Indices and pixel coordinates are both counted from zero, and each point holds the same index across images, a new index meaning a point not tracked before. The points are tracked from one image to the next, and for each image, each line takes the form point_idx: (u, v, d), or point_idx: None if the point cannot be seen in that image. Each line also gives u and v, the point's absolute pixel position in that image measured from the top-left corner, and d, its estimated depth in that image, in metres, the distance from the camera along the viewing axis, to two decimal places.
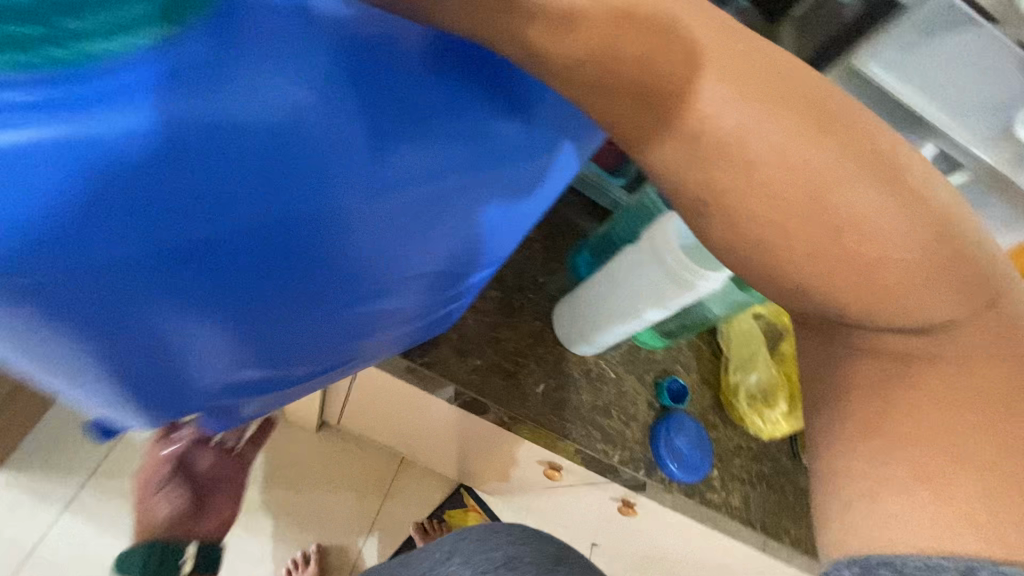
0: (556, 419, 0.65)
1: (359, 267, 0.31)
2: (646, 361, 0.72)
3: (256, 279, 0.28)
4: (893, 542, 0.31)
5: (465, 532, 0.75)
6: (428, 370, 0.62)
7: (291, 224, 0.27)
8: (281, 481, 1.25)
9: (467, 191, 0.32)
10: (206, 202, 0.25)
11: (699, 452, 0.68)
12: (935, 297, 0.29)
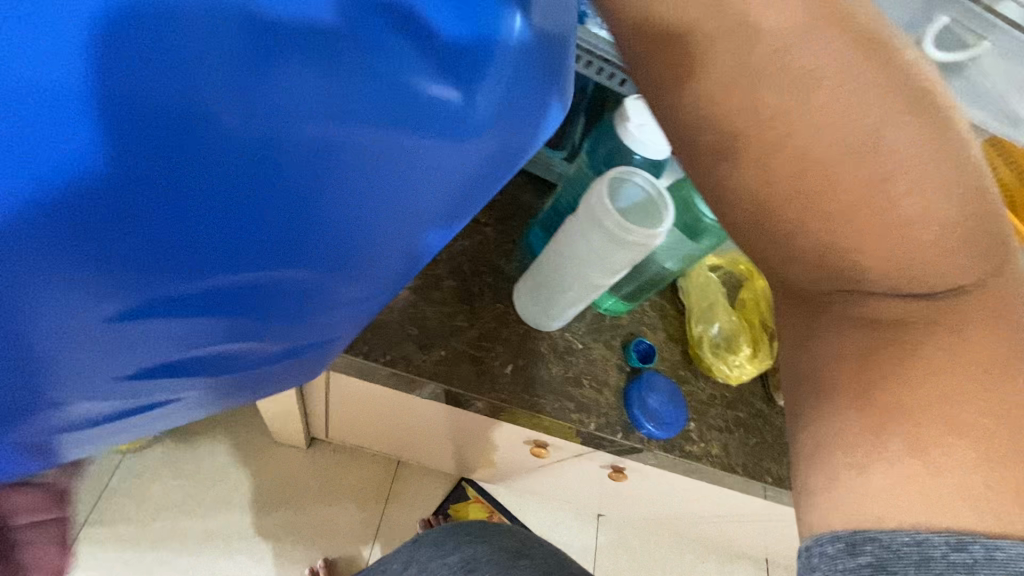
0: (527, 396, 0.65)
1: (289, 223, 0.29)
2: (611, 327, 0.73)
3: (179, 223, 0.27)
4: (881, 517, 0.31)
5: (425, 541, 0.83)
6: (391, 368, 0.61)
7: (206, 164, 0.25)
8: (279, 502, 1.24)
9: (407, 145, 0.27)
10: (114, 130, 0.23)
11: (671, 408, 0.69)
12: (859, 224, 0.29)
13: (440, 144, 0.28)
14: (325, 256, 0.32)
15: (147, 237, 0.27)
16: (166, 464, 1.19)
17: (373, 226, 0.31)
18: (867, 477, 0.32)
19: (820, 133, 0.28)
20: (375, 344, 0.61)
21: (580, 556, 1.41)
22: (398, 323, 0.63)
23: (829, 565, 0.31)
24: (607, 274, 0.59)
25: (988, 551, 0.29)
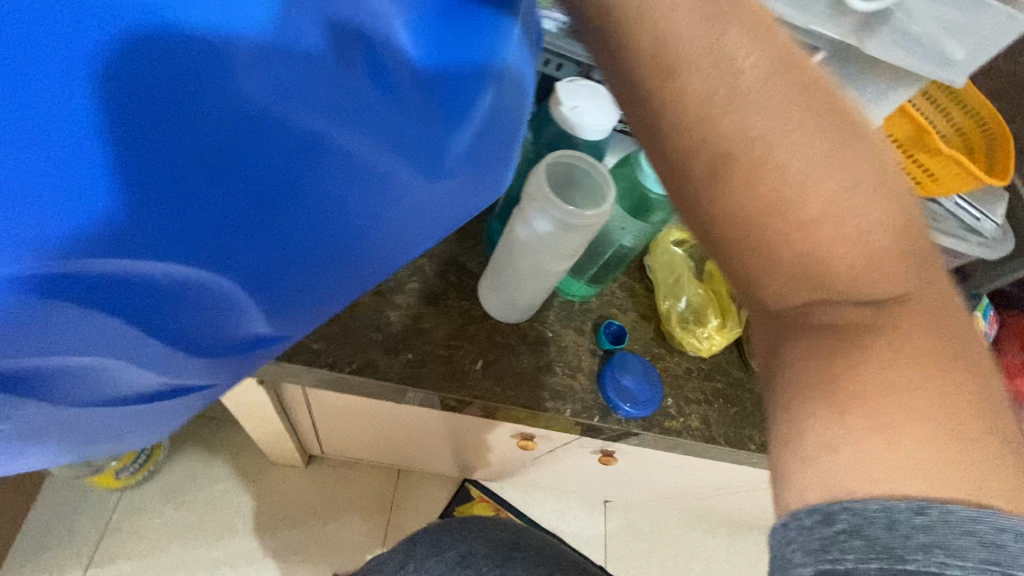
0: (500, 389, 0.65)
1: (276, 231, 0.30)
2: (581, 311, 0.74)
3: (173, 220, 0.27)
4: (856, 489, 0.28)
5: (421, 539, 0.85)
6: (358, 375, 0.60)
7: (214, 160, 0.27)
8: (283, 523, 1.24)
9: (394, 167, 0.31)
10: (139, 117, 0.25)
11: (647, 386, 0.69)
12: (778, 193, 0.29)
13: (419, 170, 0.32)
14: (300, 274, 0.33)
15: (141, 231, 0.26)
16: (166, 497, 1.19)
17: (351, 245, 0.33)
18: (835, 449, 0.29)
19: (693, 108, 0.28)
20: (340, 354, 0.61)
21: (590, 543, 1.42)
22: (362, 331, 0.62)
23: (800, 536, 0.29)
24: (564, 260, 0.59)
25: (945, 513, 0.27)
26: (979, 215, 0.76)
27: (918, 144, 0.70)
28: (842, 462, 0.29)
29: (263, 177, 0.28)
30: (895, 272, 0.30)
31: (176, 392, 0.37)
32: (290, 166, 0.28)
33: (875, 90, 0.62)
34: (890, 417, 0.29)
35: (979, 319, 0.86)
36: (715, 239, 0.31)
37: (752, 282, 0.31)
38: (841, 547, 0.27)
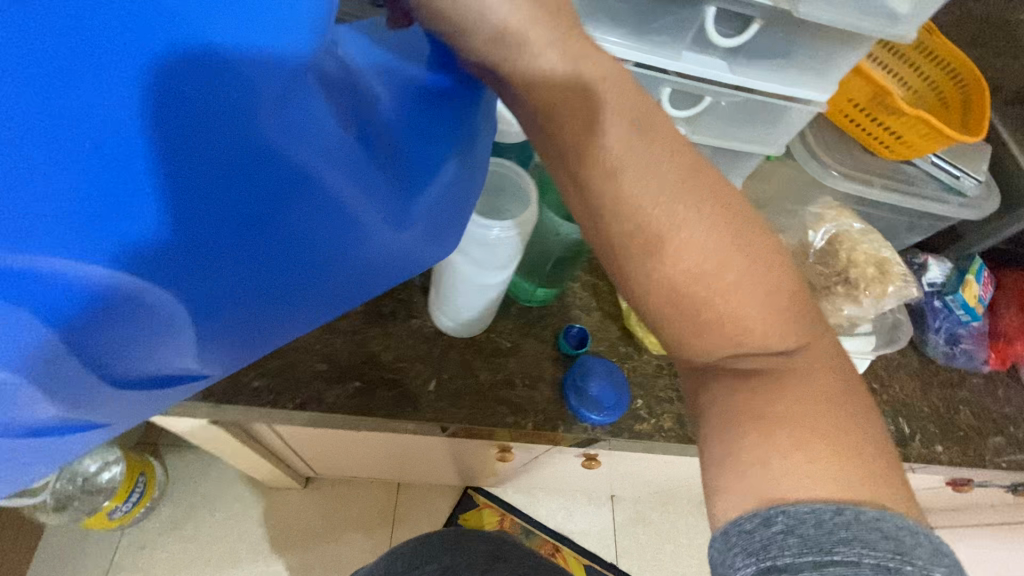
0: (456, 409, 0.62)
1: (257, 267, 0.31)
2: (539, 317, 0.70)
3: (172, 243, 0.27)
4: (783, 494, 0.34)
5: (398, 548, 0.82)
6: (303, 409, 0.58)
7: (218, 195, 0.27)
8: (285, 547, 1.23)
9: (376, 221, 0.34)
10: (160, 142, 0.25)
11: (612, 391, 0.65)
12: (690, 223, 0.35)
13: (392, 223, 0.35)
14: (265, 309, 0.34)
15: (145, 250, 0.26)
16: (166, 531, 1.19)
17: (320, 284, 0.35)
18: (769, 462, 0.35)
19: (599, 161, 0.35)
20: (283, 390, 0.59)
21: (601, 539, 1.39)
22: (305, 363, 0.60)
23: (744, 538, 0.34)
24: (498, 272, 0.56)
25: (857, 514, 0.33)
26: (959, 174, 0.70)
27: (881, 108, 0.65)
28: (770, 470, 0.35)
29: (261, 218, 0.29)
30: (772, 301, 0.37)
31: (66, 432, 0.30)
32: (290, 211, 0.30)
33: (824, 53, 0.57)
34: (801, 431, 0.36)
35: (972, 284, 0.82)
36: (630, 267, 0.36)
37: (675, 304, 0.37)
38: (778, 544, 0.32)
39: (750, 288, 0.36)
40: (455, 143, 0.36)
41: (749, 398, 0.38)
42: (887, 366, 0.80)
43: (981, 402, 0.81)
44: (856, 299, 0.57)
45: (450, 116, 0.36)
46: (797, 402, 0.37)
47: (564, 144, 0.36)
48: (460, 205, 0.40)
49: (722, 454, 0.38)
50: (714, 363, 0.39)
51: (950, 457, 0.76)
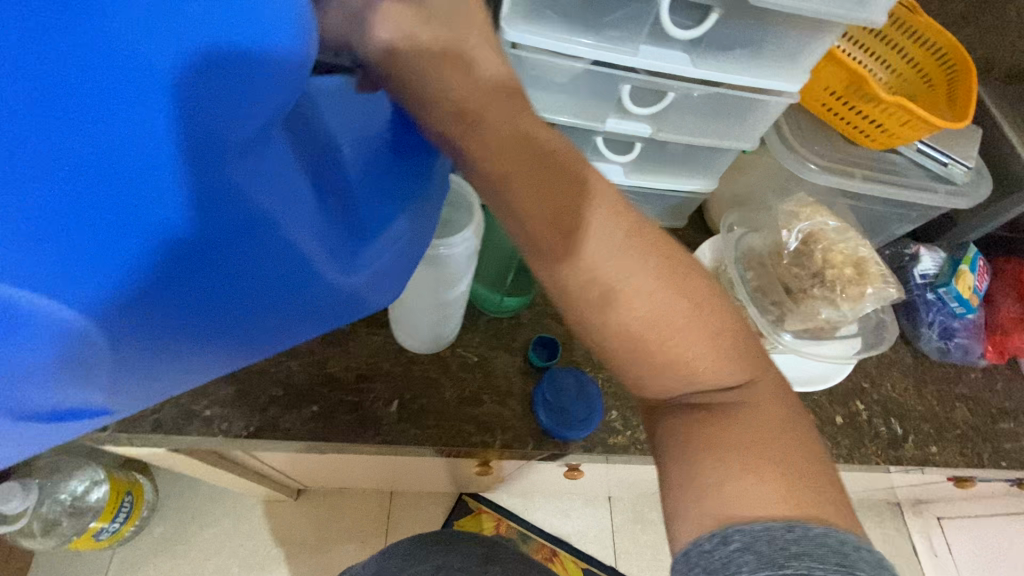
0: (419, 429, 0.60)
1: (201, 304, 0.30)
2: (509, 328, 0.67)
3: (116, 286, 0.25)
4: (735, 514, 0.34)
5: (390, 548, 0.73)
6: (258, 436, 0.56)
7: (175, 238, 0.25)
8: (277, 560, 1.22)
9: (323, 268, 0.34)
10: (130, 187, 0.22)
11: (583, 403, 0.62)
12: (631, 260, 0.34)
13: (338, 268, 0.35)
14: (197, 342, 0.33)
15: (90, 294, 0.24)
16: (157, 549, 1.18)
17: (257, 318, 0.34)
18: (723, 484, 0.35)
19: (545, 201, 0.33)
20: (237, 417, 0.57)
21: (598, 541, 1.37)
22: (260, 388, 0.58)
23: (703, 558, 0.33)
24: (452, 287, 0.54)
25: (809, 531, 0.32)
26: (946, 160, 0.67)
27: (859, 95, 0.61)
28: (728, 490, 0.34)
29: (211, 260, 0.28)
30: (709, 325, 0.36)
31: None
32: (243, 252, 0.29)
33: (792, 42, 0.53)
34: (750, 453, 0.35)
35: (966, 275, 0.77)
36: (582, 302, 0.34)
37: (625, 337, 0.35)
38: (736, 562, 0.32)
39: (697, 320, 0.36)
40: (403, 199, 0.37)
41: (700, 423, 0.37)
42: (879, 364, 0.76)
43: (979, 398, 0.77)
44: (832, 298, 0.55)
45: (405, 168, 0.37)
46: (747, 429, 0.36)
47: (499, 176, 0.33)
48: (405, 256, 0.40)
49: (679, 483, 0.36)
50: (666, 389, 0.37)
51: (946, 458, 0.72)
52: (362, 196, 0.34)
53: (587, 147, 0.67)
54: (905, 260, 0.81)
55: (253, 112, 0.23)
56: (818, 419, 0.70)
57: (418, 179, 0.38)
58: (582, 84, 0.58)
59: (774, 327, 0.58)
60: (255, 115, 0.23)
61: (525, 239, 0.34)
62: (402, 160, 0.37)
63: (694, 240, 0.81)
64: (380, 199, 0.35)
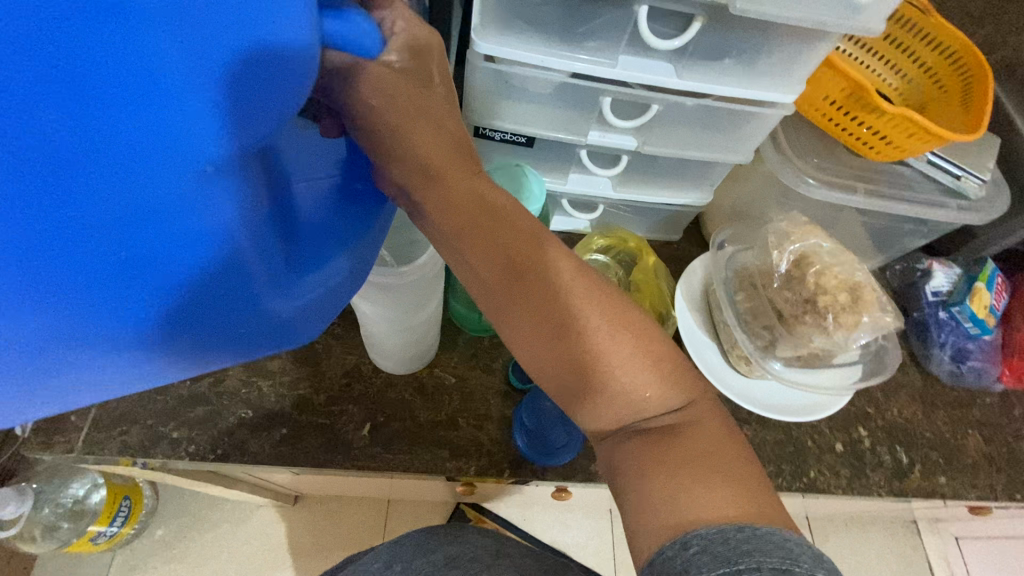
0: (391, 454, 0.58)
1: (136, 323, 0.26)
2: (489, 348, 0.65)
3: (53, 277, 0.21)
4: (687, 521, 0.32)
5: (402, 538, 0.62)
6: (226, 460, 0.55)
7: (124, 238, 0.22)
8: (275, 564, 1.11)
9: (272, 294, 0.31)
10: (96, 167, 0.20)
11: (561, 428, 0.59)
12: (577, 301, 0.36)
13: (283, 294, 0.32)
14: (119, 368, 0.28)
15: (23, 279, 0.21)
16: (155, 553, 1.09)
17: (194, 348, 0.30)
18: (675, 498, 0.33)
19: (499, 240, 0.36)
20: (204, 441, 0.56)
21: (599, 555, 1.21)
22: (229, 410, 0.57)
23: (665, 567, 0.31)
24: (419, 311, 0.52)
25: (762, 533, 0.31)
26: (959, 173, 0.62)
27: (860, 105, 0.57)
28: (679, 502, 0.33)
29: (157, 273, 0.24)
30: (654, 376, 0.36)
31: None
32: (193, 267, 0.26)
33: (787, 51, 0.49)
34: (703, 467, 0.34)
35: (983, 293, 0.73)
36: (527, 332, 0.36)
37: (570, 367, 0.36)
38: (694, 565, 0.30)
39: (646, 364, 0.36)
40: (353, 240, 0.37)
41: (660, 453, 0.35)
42: (885, 388, 0.72)
43: (994, 423, 0.72)
44: (824, 327, 0.52)
45: (353, 205, 0.37)
46: (704, 456, 0.35)
47: (458, 222, 0.37)
48: (339, 298, 0.38)
49: (632, 503, 0.35)
50: (624, 428, 0.36)
51: (955, 489, 0.68)
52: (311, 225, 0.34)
53: (571, 159, 0.64)
54: (917, 275, 0.78)
55: (256, 120, 0.23)
56: (817, 446, 0.67)
57: (368, 220, 0.38)
58: (561, 96, 0.55)
59: (764, 354, 0.56)
60: (259, 123, 0.23)
61: (473, 276, 0.37)
62: (353, 202, 0.37)
63: (689, 254, 0.77)
64: (331, 236, 0.36)
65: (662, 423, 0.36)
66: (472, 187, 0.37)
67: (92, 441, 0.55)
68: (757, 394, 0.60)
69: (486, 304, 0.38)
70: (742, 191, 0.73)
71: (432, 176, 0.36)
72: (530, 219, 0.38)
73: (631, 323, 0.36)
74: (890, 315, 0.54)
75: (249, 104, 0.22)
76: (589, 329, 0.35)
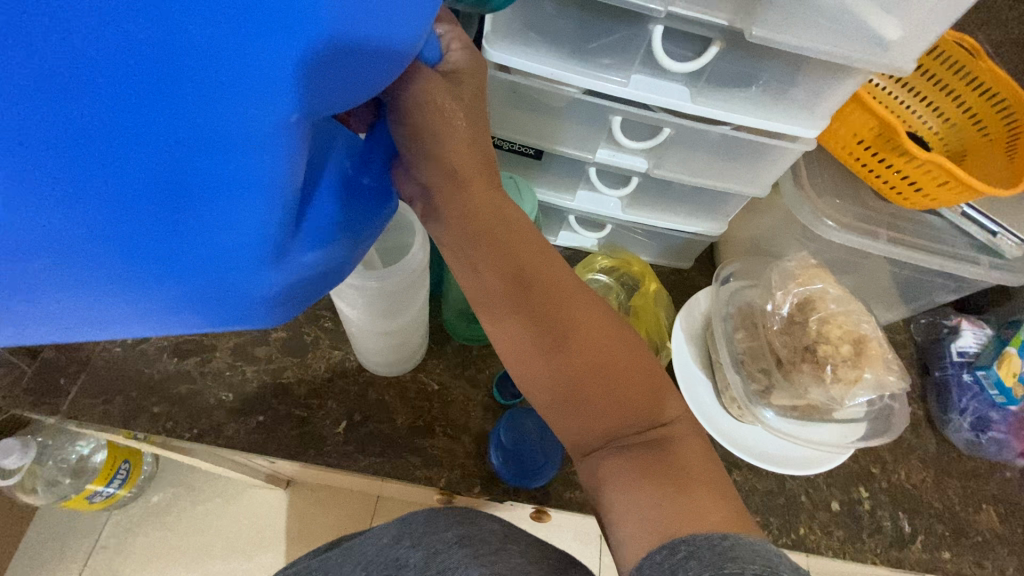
0: (361, 456, 0.57)
1: (149, 259, 0.23)
2: (477, 358, 0.64)
3: (90, 176, 0.20)
4: (674, 530, 0.34)
5: (411, 512, 0.48)
6: (201, 442, 0.56)
7: (177, 158, 0.21)
8: (260, 546, 1.07)
9: (281, 265, 0.28)
10: (181, 73, 0.20)
11: (539, 449, 0.57)
12: (586, 306, 0.38)
13: (290, 271, 0.29)
14: (107, 306, 0.25)
15: (61, 170, 0.20)
16: (149, 519, 1.07)
17: (189, 301, 0.27)
18: (659, 505, 0.35)
19: (507, 249, 0.37)
20: (182, 419, 0.57)
21: None
22: (210, 391, 0.58)
23: (653, 570, 0.32)
24: (402, 315, 0.52)
25: (750, 543, 0.32)
26: (995, 230, 0.58)
27: (889, 147, 0.54)
28: (667, 513, 0.34)
29: (186, 209, 0.23)
30: (625, 405, 0.37)
31: None
32: (222, 216, 0.24)
33: (813, 86, 0.47)
34: (688, 478, 0.36)
35: (1014, 358, 0.66)
36: (532, 336, 0.37)
37: (564, 374, 0.37)
38: (681, 569, 0.31)
39: (637, 380, 0.38)
40: (367, 234, 0.34)
41: (647, 466, 0.36)
42: (894, 449, 0.67)
43: (1010, 502, 0.67)
44: (820, 379, 0.49)
45: (384, 184, 0.35)
46: (686, 472, 0.36)
47: (473, 230, 0.37)
48: (329, 284, 0.34)
49: (618, 517, 0.37)
50: (611, 448, 0.37)
51: (960, 568, 0.63)
52: (360, 206, 0.32)
53: (580, 176, 0.63)
54: (942, 332, 0.73)
55: (347, 88, 0.24)
56: (811, 502, 0.63)
57: (387, 209, 0.35)
58: (573, 113, 0.54)
59: (758, 400, 0.53)
60: (348, 87, 0.24)
61: (478, 292, 0.38)
62: (360, 195, 0.32)
63: (699, 284, 0.74)
64: (350, 234, 0.31)
65: (646, 435, 0.37)
66: (492, 199, 0.37)
67: (78, 405, 0.57)
68: (748, 441, 0.57)
69: (483, 312, 0.38)
70: (760, 224, 0.70)
71: (459, 181, 0.36)
72: (540, 235, 0.39)
73: (627, 346, 0.38)
74: (895, 375, 0.51)
75: (349, 75, 0.23)
76: (589, 335, 0.37)
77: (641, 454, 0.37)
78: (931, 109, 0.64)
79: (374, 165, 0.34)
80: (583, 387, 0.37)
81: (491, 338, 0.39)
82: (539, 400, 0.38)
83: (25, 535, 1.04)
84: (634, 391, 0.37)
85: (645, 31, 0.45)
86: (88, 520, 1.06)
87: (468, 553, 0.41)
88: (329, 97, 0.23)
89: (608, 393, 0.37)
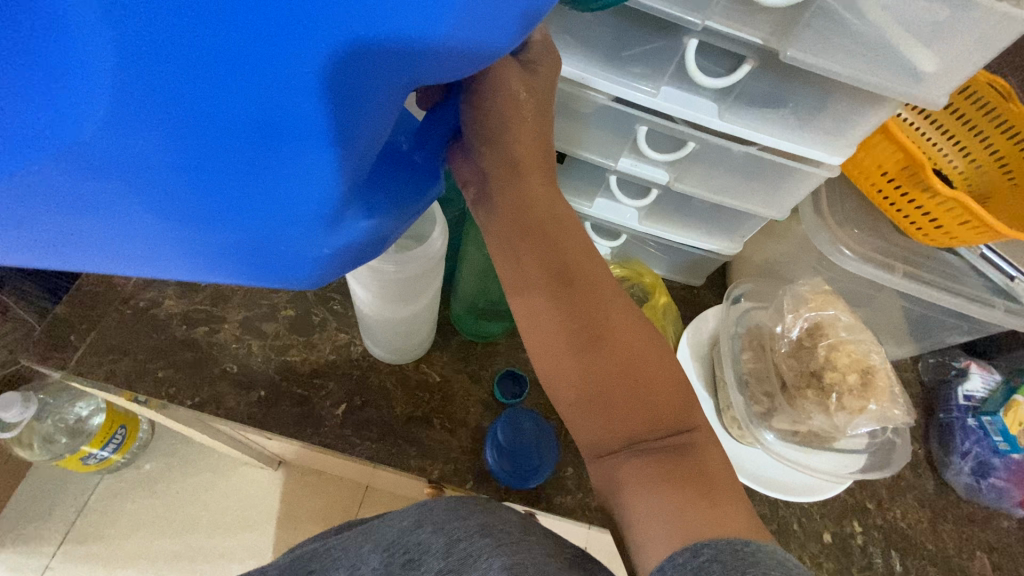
0: (357, 440, 0.58)
1: (214, 192, 0.24)
2: (480, 354, 0.64)
3: (187, 97, 0.21)
4: (699, 534, 0.35)
5: (432, 499, 0.48)
6: (201, 409, 0.57)
7: (262, 98, 0.22)
8: (246, 524, 1.07)
9: (329, 225, 0.27)
10: (301, 20, 0.20)
11: (537, 452, 0.57)
12: (621, 308, 0.40)
13: (334, 232, 0.28)
14: (158, 235, 0.26)
15: (164, 84, 0.21)
16: (139, 486, 1.07)
17: (237, 244, 0.27)
18: (682, 507, 0.37)
19: (549, 246, 0.40)
20: (185, 385, 0.58)
21: None
22: (216, 361, 0.59)
23: (676, 570, 0.33)
24: (404, 305, 0.52)
25: (769, 551, 0.34)
26: (1013, 274, 0.58)
27: (913, 181, 0.54)
28: (688, 516, 0.36)
29: (263, 151, 0.23)
30: (643, 410, 0.39)
31: None
32: (294, 166, 0.24)
33: (846, 112, 0.46)
34: (710, 486, 0.38)
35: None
36: (568, 329, 0.39)
37: (591, 369, 0.39)
38: (706, 570, 0.32)
39: (664, 383, 0.40)
40: (407, 211, 0.34)
41: (665, 471, 0.38)
42: (892, 487, 0.66)
43: (1004, 550, 0.66)
44: (825, 406, 0.49)
45: (430, 167, 0.36)
46: (704, 480, 0.38)
47: (524, 222, 0.40)
48: (363, 258, 0.33)
49: (636, 516, 0.38)
50: (627, 449, 0.39)
51: None
52: (400, 190, 0.33)
53: (602, 184, 0.63)
54: (951, 373, 0.72)
55: (441, 68, 0.23)
56: (803, 531, 0.62)
57: (433, 191, 0.36)
58: (603, 119, 0.54)
59: (759, 421, 0.53)
60: (441, 65, 0.23)
61: (514, 281, 0.41)
62: (410, 167, 0.34)
63: (709, 302, 0.74)
64: (423, 208, 0.36)
65: (669, 442, 0.39)
66: (547, 194, 0.40)
67: (85, 363, 0.57)
68: (749, 465, 0.57)
69: (517, 299, 0.41)
70: (776, 248, 0.70)
71: (519, 172, 0.39)
72: (587, 236, 0.42)
73: (659, 355, 0.40)
74: (901, 410, 0.51)
75: (447, 55, 0.23)
76: (622, 337, 0.39)
77: (660, 460, 0.38)
78: (959, 148, 0.63)
79: (430, 145, 0.37)
80: (611, 393, 0.38)
81: (521, 322, 0.41)
82: (565, 398, 0.40)
83: (20, 490, 1.05)
84: (658, 398, 0.39)
85: (681, 41, 0.45)
86: (81, 481, 1.07)
87: (488, 543, 0.40)
88: (421, 70, 0.23)
89: (634, 398, 0.39)
